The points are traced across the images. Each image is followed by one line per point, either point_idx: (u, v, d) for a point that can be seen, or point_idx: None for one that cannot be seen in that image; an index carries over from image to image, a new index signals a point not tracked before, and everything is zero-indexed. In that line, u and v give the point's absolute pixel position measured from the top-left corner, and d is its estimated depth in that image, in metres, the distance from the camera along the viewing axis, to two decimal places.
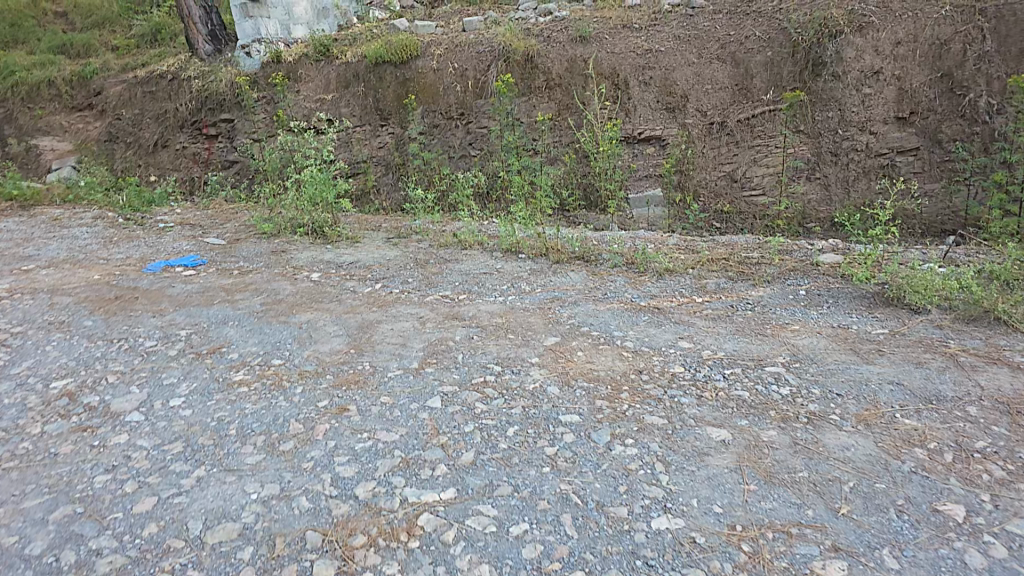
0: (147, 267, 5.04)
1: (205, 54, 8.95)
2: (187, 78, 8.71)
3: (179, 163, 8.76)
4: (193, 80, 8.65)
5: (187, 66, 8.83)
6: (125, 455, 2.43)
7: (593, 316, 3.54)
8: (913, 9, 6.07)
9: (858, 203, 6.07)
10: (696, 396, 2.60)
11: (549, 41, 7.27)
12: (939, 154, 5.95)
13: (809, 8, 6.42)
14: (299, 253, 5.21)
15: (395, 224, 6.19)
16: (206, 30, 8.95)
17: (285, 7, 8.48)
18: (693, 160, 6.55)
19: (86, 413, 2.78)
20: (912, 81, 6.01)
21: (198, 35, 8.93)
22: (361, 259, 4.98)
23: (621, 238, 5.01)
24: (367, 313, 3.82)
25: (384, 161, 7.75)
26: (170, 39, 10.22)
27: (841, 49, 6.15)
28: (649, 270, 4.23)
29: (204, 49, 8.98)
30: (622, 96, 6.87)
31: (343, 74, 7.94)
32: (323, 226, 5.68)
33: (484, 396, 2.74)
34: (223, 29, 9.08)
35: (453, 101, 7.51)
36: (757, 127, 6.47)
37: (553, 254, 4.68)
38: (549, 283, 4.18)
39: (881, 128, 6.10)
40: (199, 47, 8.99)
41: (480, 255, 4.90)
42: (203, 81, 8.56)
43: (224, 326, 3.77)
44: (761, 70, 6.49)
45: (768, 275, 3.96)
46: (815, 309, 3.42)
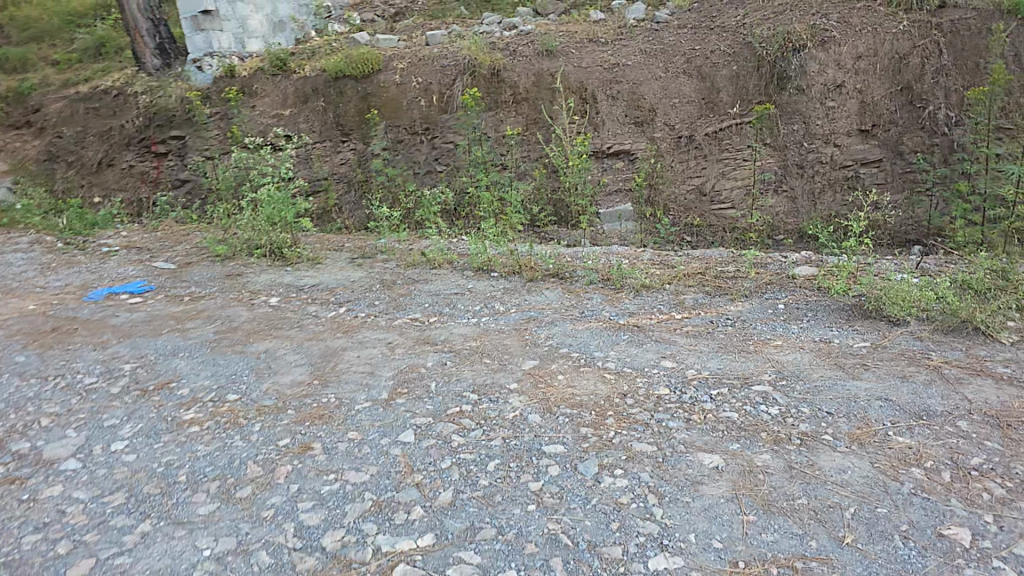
0: (89, 295, 4.73)
1: (152, 68, 8.60)
2: (133, 93, 8.42)
3: (126, 183, 8.29)
4: (139, 95, 8.35)
5: (132, 81, 8.56)
6: (58, 511, 2.19)
7: (572, 336, 3.45)
8: (872, 25, 6.42)
9: (825, 215, 6.19)
10: (684, 420, 2.49)
11: (515, 55, 7.22)
12: (901, 166, 6.23)
13: (772, 23, 6.64)
14: (256, 276, 4.96)
15: (358, 244, 5.97)
16: (152, 43, 8.61)
17: (239, 20, 8.16)
18: (662, 174, 6.50)
19: (14, 463, 2.53)
20: (874, 95, 6.32)
21: (144, 48, 8.58)
22: (324, 281, 4.76)
23: (595, 254, 4.96)
24: (331, 339, 3.62)
25: (345, 178, 7.51)
26: (114, 52, 9.77)
27: (804, 62, 6.38)
28: (626, 287, 4.18)
29: (151, 63, 8.63)
30: (591, 110, 6.84)
31: (301, 89, 7.72)
32: (281, 247, 5.44)
33: (460, 428, 2.58)
34: (173, 43, 8.73)
35: (417, 116, 7.38)
36: (725, 140, 6.56)
37: (527, 272, 4.57)
38: (524, 302, 4.06)
39: (845, 140, 6.33)
40: (145, 61, 8.61)
41: (450, 274, 4.74)
42: (151, 97, 8.29)
43: (173, 358, 3.52)
44: (727, 83, 6.61)
45: (746, 289, 3.97)
46: (795, 322, 3.42)
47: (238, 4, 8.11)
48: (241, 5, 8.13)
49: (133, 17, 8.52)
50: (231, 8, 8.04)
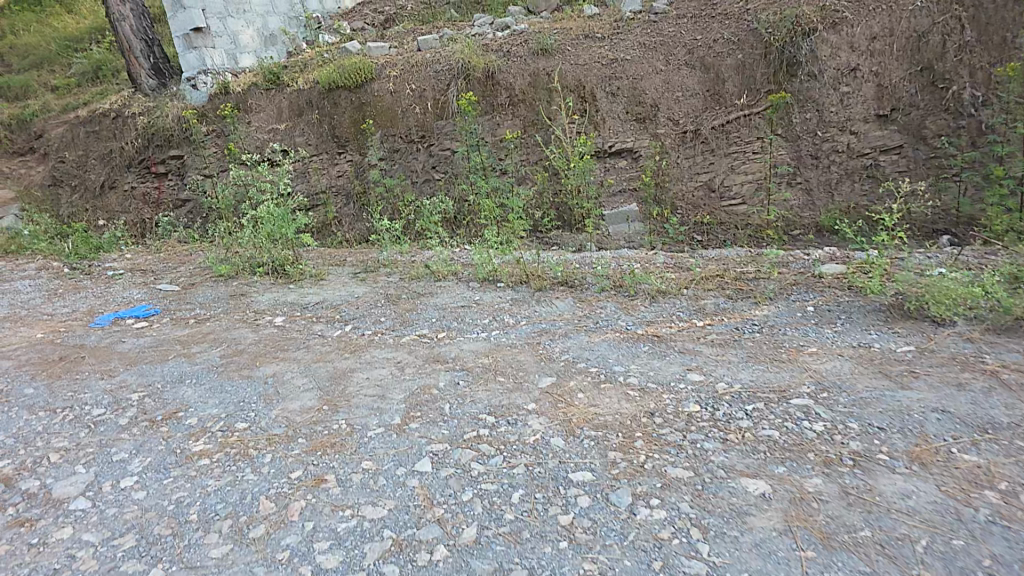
0: (95, 321, 4.58)
1: (149, 89, 8.45)
2: (131, 115, 8.21)
3: (129, 205, 8.25)
4: (137, 117, 8.15)
5: (131, 103, 8.33)
6: (68, 556, 1.97)
7: (588, 349, 3.22)
8: (886, 2, 5.96)
9: (844, 206, 5.88)
10: (721, 440, 2.28)
11: (509, 56, 6.99)
12: (924, 152, 5.82)
13: (778, 7, 6.26)
14: (260, 296, 4.80)
15: (361, 258, 5.82)
16: (148, 64, 8.44)
17: (230, 36, 8.01)
18: (667, 172, 6.34)
19: (23, 504, 2.29)
20: (892, 77, 5.92)
21: (140, 68, 8.41)
22: (328, 299, 4.58)
23: (605, 258, 4.72)
24: (338, 359, 3.44)
25: (344, 190, 7.40)
26: (111, 74, 9.65)
27: (815, 47, 6.01)
28: (640, 292, 3.94)
29: (147, 83, 8.48)
30: (590, 108, 6.65)
31: (295, 102, 7.61)
32: (284, 264, 5.31)
33: (478, 455, 2.35)
34: (167, 62, 8.59)
35: (413, 124, 7.19)
36: (733, 133, 6.26)
37: (535, 280, 4.34)
38: (534, 313, 3.85)
39: (863, 126, 5.98)
40: (141, 81, 8.47)
41: (455, 287, 4.54)
42: (149, 117, 8.07)
43: (180, 386, 3.31)
44: (733, 73, 6.33)
45: (771, 291, 3.68)
46: (828, 327, 3.16)
47: (229, 19, 7.92)
48: (232, 21, 7.95)
49: (127, 37, 8.33)
50: (222, 24, 7.86)
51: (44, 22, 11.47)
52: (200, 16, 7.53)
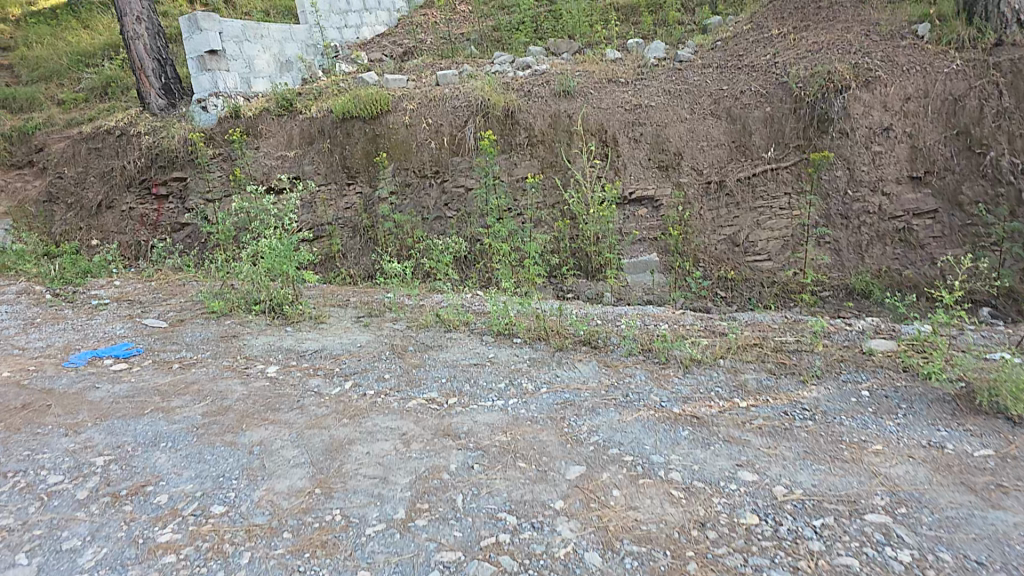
0: (70, 359, 4.19)
1: (157, 108, 8.18)
2: (136, 133, 7.94)
3: (125, 226, 7.89)
4: (142, 136, 7.89)
5: (136, 121, 8.07)
6: None
7: (621, 432, 2.89)
8: (920, 64, 5.80)
9: (874, 270, 5.53)
10: (792, 568, 1.92)
11: (530, 95, 6.80)
12: (960, 218, 5.49)
13: (809, 62, 6.11)
14: (253, 338, 4.43)
15: (365, 299, 5.48)
16: (158, 83, 8.18)
17: (246, 60, 7.79)
18: (690, 224, 6.02)
19: None
20: (926, 139, 5.66)
21: (149, 87, 8.15)
22: (327, 346, 4.22)
23: (630, 316, 4.39)
24: (336, 427, 3.06)
25: (351, 222, 7.06)
26: (120, 92, 9.39)
27: (847, 104, 5.79)
28: (673, 360, 3.62)
29: (156, 102, 8.20)
30: (612, 153, 6.40)
31: (307, 130, 7.35)
32: (281, 302, 4.95)
33: (500, 571, 1.99)
34: (179, 82, 8.29)
35: (427, 159, 6.95)
36: (759, 187, 6.00)
37: (555, 339, 3.98)
38: (555, 378, 3.50)
39: (895, 188, 5.69)
40: (150, 100, 8.20)
41: (467, 339, 4.17)
42: (154, 137, 7.82)
43: (154, 450, 2.92)
44: (760, 126, 6.09)
45: (818, 368, 3.44)
46: (890, 419, 2.91)
47: (246, 44, 7.75)
48: (249, 46, 7.78)
49: (140, 56, 8.09)
50: (239, 48, 7.68)
51: (58, 34, 11.20)
52: (216, 39, 7.37)
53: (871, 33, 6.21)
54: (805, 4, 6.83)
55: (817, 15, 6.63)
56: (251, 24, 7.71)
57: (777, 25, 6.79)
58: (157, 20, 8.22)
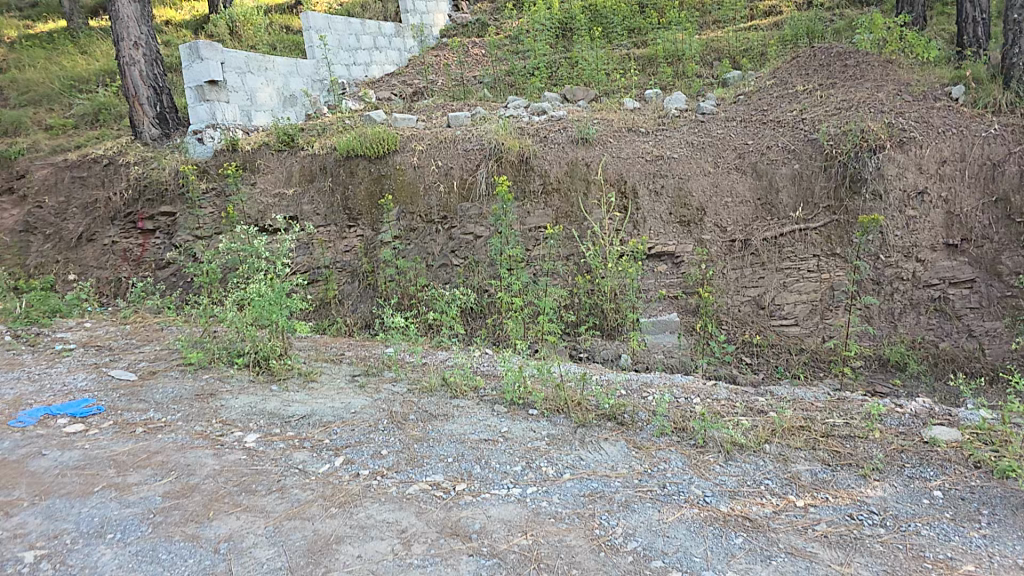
0: (18, 416, 3.68)
1: (150, 137, 7.86)
2: (124, 164, 7.58)
3: (106, 260, 7.41)
4: (131, 166, 7.53)
5: (127, 150, 7.75)
6: None
7: (663, 537, 2.46)
8: (956, 126, 5.61)
9: (909, 340, 5.29)
10: None
11: (546, 141, 6.52)
12: (999, 289, 5.34)
13: (838, 119, 5.87)
14: (232, 398, 3.96)
15: (360, 353, 5.05)
16: (153, 111, 7.88)
17: (247, 92, 7.52)
18: (712, 282, 5.72)
19: None
20: (963, 205, 5.51)
21: (143, 115, 7.84)
22: (317, 411, 3.74)
23: (655, 388, 4.00)
24: (323, 518, 2.58)
25: (349, 267, 6.69)
26: (113, 119, 9.06)
27: (882, 165, 5.54)
28: (711, 443, 3.22)
29: (149, 131, 7.89)
30: (631, 206, 6.10)
31: (308, 167, 7.03)
32: (269, 357, 4.50)
33: None
34: (174, 112, 8.05)
35: (435, 204, 6.62)
36: (786, 247, 5.72)
37: (575, 412, 3.56)
38: (580, 462, 3.08)
39: (930, 254, 5.48)
40: (143, 128, 7.88)
41: (477, 408, 3.72)
42: (144, 168, 7.46)
43: (98, 543, 2.42)
44: (787, 183, 5.84)
45: (878, 461, 3.03)
46: (975, 528, 2.55)
47: (248, 76, 7.51)
48: (252, 78, 7.54)
49: (135, 83, 7.80)
50: (241, 80, 7.43)
51: (54, 59, 10.94)
52: (217, 69, 7.10)
53: (902, 92, 5.99)
54: (829, 62, 6.67)
55: (845, 73, 6.45)
56: (255, 56, 7.50)
57: (802, 82, 6.60)
58: (155, 46, 7.92)
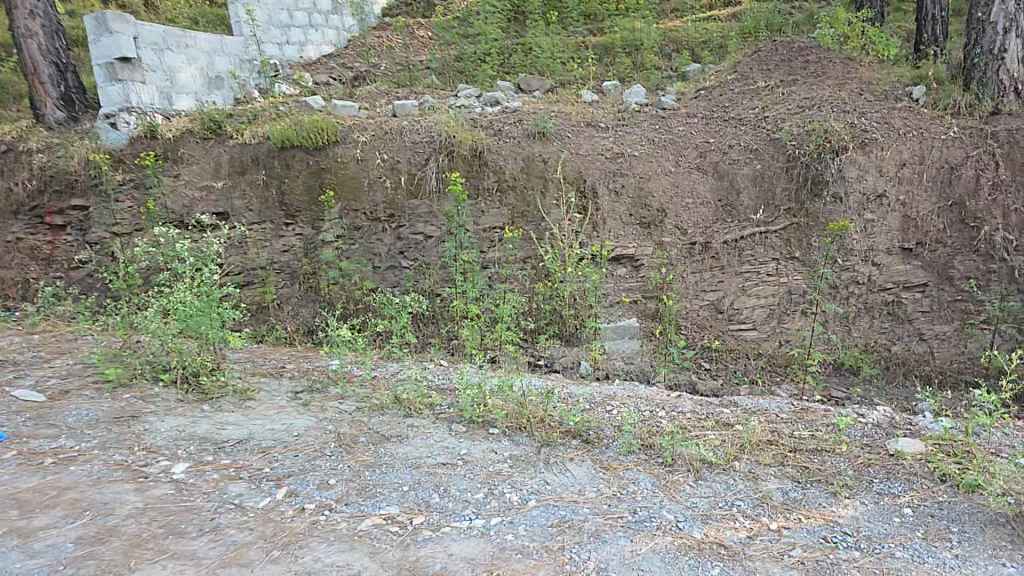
0: None
1: (54, 121, 7.17)
2: (26, 150, 6.81)
3: (10, 258, 6.77)
4: (34, 154, 6.78)
5: (30, 135, 6.95)
6: None
7: (636, 571, 2.31)
8: (917, 128, 5.86)
9: (862, 343, 5.56)
10: None
11: (500, 135, 6.35)
12: (949, 293, 5.64)
13: (801, 118, 6.08)
14: (157, 420, 3.75)
15: (304, 368, 4.82)
16: (56, 93, 7.21)
17: (166, 72, 7.03)
18: (672, 285, 5.88)
19: None
20: (920, 208, 5.76)
21: (45, 97, 7.18)
22: (256, 434, 3.57)
23: (604, 397, 4.01)
24: (262, 565, 2.32)
25: (288, 268, 6.44)
26: (11, 99, 8.11)
27: (843, 166, 5.76)
28: (679, 462, 3.12)
29: (53, 115, 7.20)
30: (591, 206, 6.12)
31: (237, 156, 6.61)
32: (199, 373, 4.25)
33: None
34: (81, 93, 7.38)
35: (380, 201, 6.37)
36: (746, 250, 5.94)
37: (538, 430, 3.44)
38: (545, 486, 2.93)
39: (885, 258, 5.74)
40: (45, 111, 7.19)
41: (434, 429, 3.56)
42: (49, 156, 6.73)
43: None
44: (748, 184, 6.04)
45: (846, 477, 2.96)
46: (945, 546, 2.47)
47: (167, 53, 7.01)
48: (170, 55, 7.03)
49: (33, 58, 7.13)
50: (158, 57, 6.94)
51: None
52: (130, 44, 6.61)
53: (864, 91, 6.26)
54: (792, 57, 6.87)
55: (806, 69, 6.67)
56: (173, 31, 7.01)
57: (763, 77, 6.77)
58: (54, 17, 7.31)
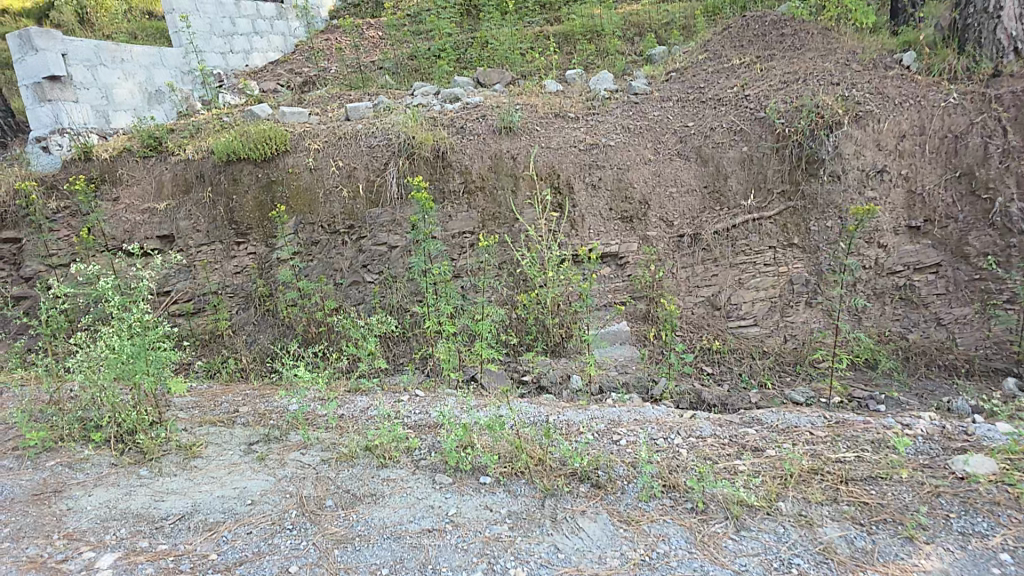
0: None
1: None
2: None
3: None
4: None
5: None
6: None
7: None
8: (913, 97, 5.42)
9: (875, 334, 5.12)
10: None
11: (464, 133, 5.82)
12: (965, 272, 5.20)
13: (784, 94, 5.61)
14: (83, 495, 3.10)
15: (259, 409, 4.19)
16: None
17: (101, 88, 6.43)
18: (662, 283, 5.36)
19: None
20: (924, 182, 5.33)
21: None
22: (200, 506, 2.93)
23: (607, 424, 3.48)
24: None
25: (242, 291, 5.78)
26: None
27: (838, 143, 5.29)
28: (714, 507, 2.59)
29: None
30: (568, 202, 5.60)
31: (181, 174, 5.99)
32: (136, 430, 3.60)
33: None
34: None
35: (338, 211, 5.76)
36: (739, 240, 5.43)
37: (539, 476, 2.89)
38: (558, 555, 2.37)
39: (892, 238, 5.31)
40: None
41: (414, 482, 2.99)
42: None
43: None
44: (736, 168, 5.55)
45: (918, 514, 2.45)
46: None
47: (100, 69, 6.40)
48: (104, 71, 6.43)
49: None
50: (90, 74, 6.31)
51: None
52: (58, 61, 5.97)
53: (851, 62, 5.80)
54: (766, 31, 6.41)
55: (782, 44, 6.22)
56: (106, 45, 6.40)
57: (737, 54, 6.33)
58: None
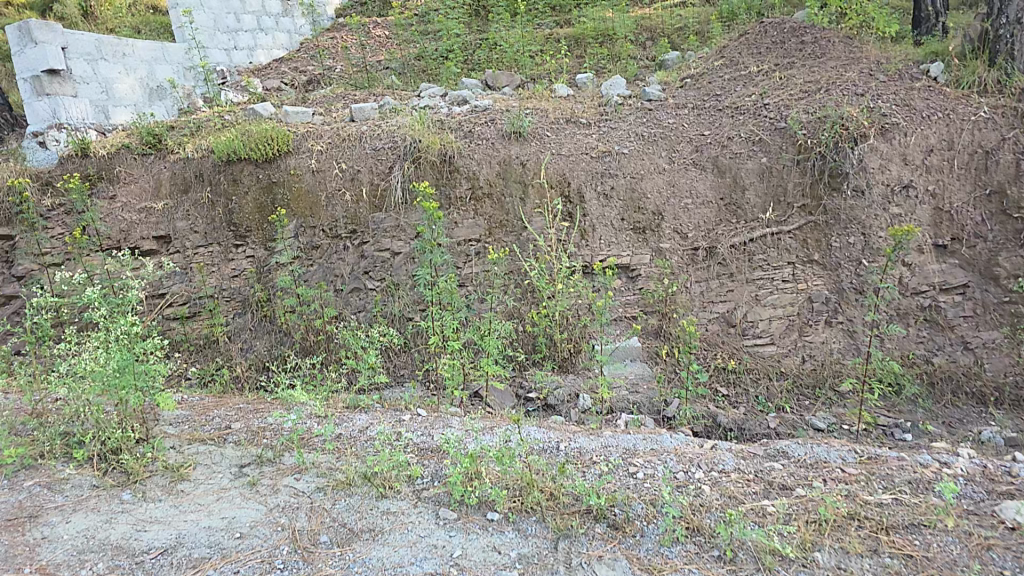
0: None
1: None
2: None
3: None
4: None
5: None
6: None
7: None
8: (941, 109, 5.25)
9: (899, 356, 4.85)
10: None
11: (473, 137, 5.62)
12: (994, 294, 4.97)
13: (806, 104, 5.43)
14: (61, 522, 2.88)
15: (254, 425, 3.97)
16: None
17: (101, 84, 6.21)
18: (676, 297, 5.14)
19: None
20: (952, 199, 5.13)
21: None
22: (185, 538, 2.71)
23: (624, 453, 3.28)
24: None
25: (239, 295, 5.58)
26: None
27: (864, 156, 5.10)
28: (743, 556, 2.37)
29: None
30: (578, 212, 5.43)
31: (180, 174, 5.78)
32: (119, 450, 3.37)
33: None
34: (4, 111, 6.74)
35: (340, 215, 5.56)
36: (756, 254, 5.23)
37: (551, 514, 2.67)
38: None
39: (917, 257, 5.10)
40: None
41: (417, 517, 2.77)
42: None
43: None
44: (754, 180, 5.35)
45: (969, 571, 2.24)
46: None
47: (101, 63, 6.20)
48: (105, 66, 6.23)
49: None
50: (91, 68, 6.11)
51: None
52: (58, 55, 5.78)
53: (876, 71, 5.59)
54: (785, 38, 6.22)
55: (802, 51, 6.03)
56: (109, 39, 6.22)
57: (754, 61, 6.13)
58: None
